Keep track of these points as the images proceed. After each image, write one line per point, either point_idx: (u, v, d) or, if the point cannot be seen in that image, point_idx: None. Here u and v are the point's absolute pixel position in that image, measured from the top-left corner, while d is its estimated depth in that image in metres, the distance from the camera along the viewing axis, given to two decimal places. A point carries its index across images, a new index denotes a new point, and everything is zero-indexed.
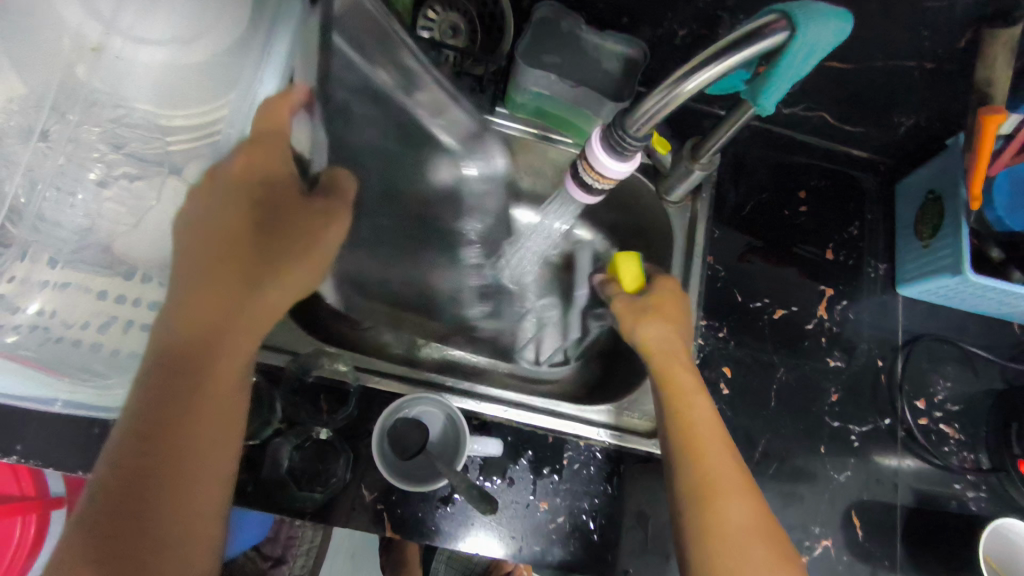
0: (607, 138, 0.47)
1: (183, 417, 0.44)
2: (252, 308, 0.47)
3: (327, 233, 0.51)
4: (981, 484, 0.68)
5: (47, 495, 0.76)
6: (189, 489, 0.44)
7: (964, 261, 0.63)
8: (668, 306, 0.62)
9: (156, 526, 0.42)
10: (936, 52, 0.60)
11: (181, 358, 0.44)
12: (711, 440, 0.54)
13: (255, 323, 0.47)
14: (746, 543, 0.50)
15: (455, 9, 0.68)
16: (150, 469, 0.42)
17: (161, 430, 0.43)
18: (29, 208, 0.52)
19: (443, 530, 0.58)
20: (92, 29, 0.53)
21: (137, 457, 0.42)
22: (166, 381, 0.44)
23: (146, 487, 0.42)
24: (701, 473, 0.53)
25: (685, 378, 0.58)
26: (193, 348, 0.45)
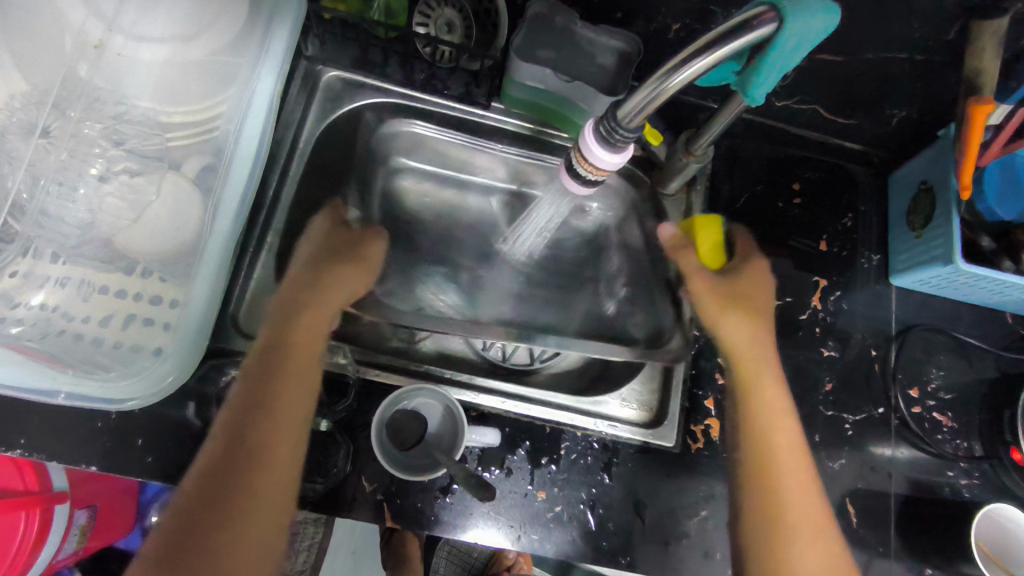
0: (597, 129, 0.48)
1: (251, 427, 0.50)
2: (307, 315, 0.55)
3: (364, 247, 0.62)
4: (974, 471, 0.69)
5: (50, 490, 0.72)
6: (256, 483, 0.48)
7: (955, 250, 0.64)
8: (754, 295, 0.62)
9: (224, 516, 0.47)
10: (926, 43, 0.61)
11: (256, 375, 0.52)
12: (780, 431, 0.57)
13: (310, 340, 0.55)
14: (800, 529, 0.54)
15: (450, 5, 0.68)
16: (222, 457, 0.49)
17: (237, 436, 0.49)
18: (32, 204, 0.53)
19: (443, 519, 0.59)
20: (95, 27, 0.55)
21: (216, 459, 0.49)
22: (244, 394, 0.51)
23: (224, 486, 0.48)
24: (771, 496, 0.55)
25: (774, 388, 0.59)
26: (267, 366, 0.52)
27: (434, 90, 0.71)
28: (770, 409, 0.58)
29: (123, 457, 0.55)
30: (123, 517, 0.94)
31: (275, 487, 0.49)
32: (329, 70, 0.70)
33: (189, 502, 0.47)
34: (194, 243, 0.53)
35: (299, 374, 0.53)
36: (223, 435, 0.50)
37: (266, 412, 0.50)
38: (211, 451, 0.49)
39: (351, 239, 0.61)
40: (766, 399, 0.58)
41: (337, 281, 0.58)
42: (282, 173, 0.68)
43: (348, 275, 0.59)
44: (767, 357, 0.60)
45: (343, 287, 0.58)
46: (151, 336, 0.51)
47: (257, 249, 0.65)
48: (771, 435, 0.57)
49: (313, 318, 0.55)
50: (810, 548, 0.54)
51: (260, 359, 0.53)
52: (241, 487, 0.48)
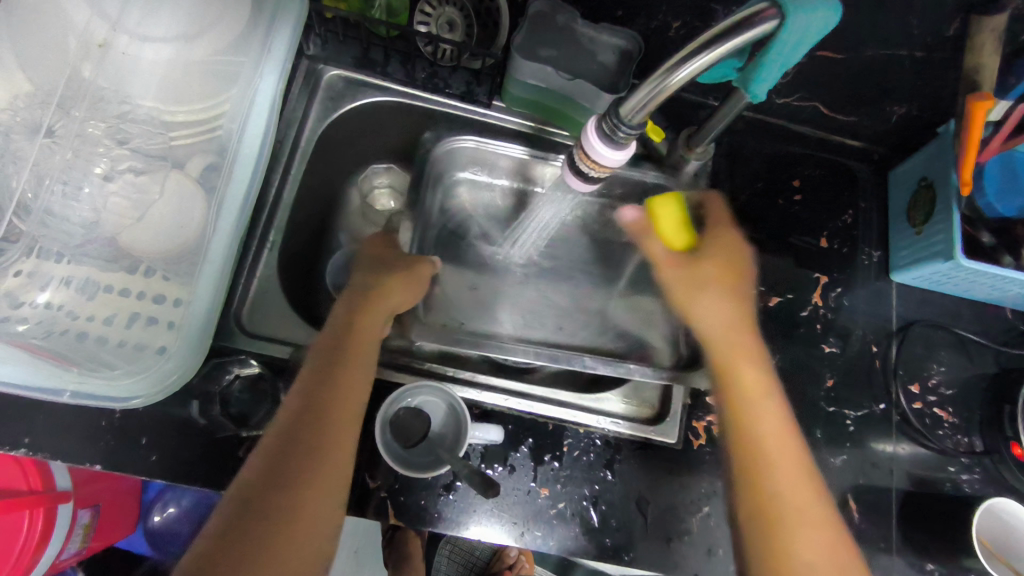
0: (600, 126, 0.47)
1: (308, 427, 0.49)
2: (363, 325, 0.56)
3: (413, 269, 0.62)
4: (975, 467, 0.69)
5: (54, 489, 0.72)
6: (310, 484, 0.47)
7: (955, 246, 0.64)
8: (727, 276, 0.63)
9: (278, 515, 0.45)
10: (926, 40, 0.61)
11: (315, 378, 0.52)
12: (766, 415, 0.55)
13: (365, 348, 0.55)
14: (799, 517, 0.51)
15: (452, 4, 0.68)
16: (278, 454, 0.47)
17: (295, 434, 0.49)
18: (36, 204, 0.52)
19: (446, 517, 0.59)
20: (99, 28, 0.55)
21: (271, 456, 0.47)
22: (302, 395, 0.51)
23: (279, 481, 0.46)
24: (763, 496, 0.52)
25: (753, 379, 0.57)
26: (326, 369, 0.52)
27: (436, 87, 0.71)
28: (755, 394, 0.57)
29: (127, 456, 0.55)
30: (126, 517, 0.94)
31: (329, 487, 0.48)
32: (331, 70, 0.71)
33: (242, 500, 0.45)
34: (198, 242, 0.53)
35: (355, 379, 0.53)
36: (279, 433, 0.49)
37: (326, 414, 0.50)
38: (265, 449, 0.48)
39: (398, 260, 0.63)
40: (745, 385, 0.57)
41: (387, 297, 0.59)
42: (285, 172, 0.68)
43: (401, 291, 0.61)
44: (747, 344, 0.59)
45: (392, 303, 0.59)
46: (156, 335, 0.51)
47: (260, 248, 0.65)
48: (758, 419, 0.55)
49: (367, 329, 0.56)
50: (812, 539, 0.50)
51: (318, 363, 0.53)
52: (297, 483, 0.47)
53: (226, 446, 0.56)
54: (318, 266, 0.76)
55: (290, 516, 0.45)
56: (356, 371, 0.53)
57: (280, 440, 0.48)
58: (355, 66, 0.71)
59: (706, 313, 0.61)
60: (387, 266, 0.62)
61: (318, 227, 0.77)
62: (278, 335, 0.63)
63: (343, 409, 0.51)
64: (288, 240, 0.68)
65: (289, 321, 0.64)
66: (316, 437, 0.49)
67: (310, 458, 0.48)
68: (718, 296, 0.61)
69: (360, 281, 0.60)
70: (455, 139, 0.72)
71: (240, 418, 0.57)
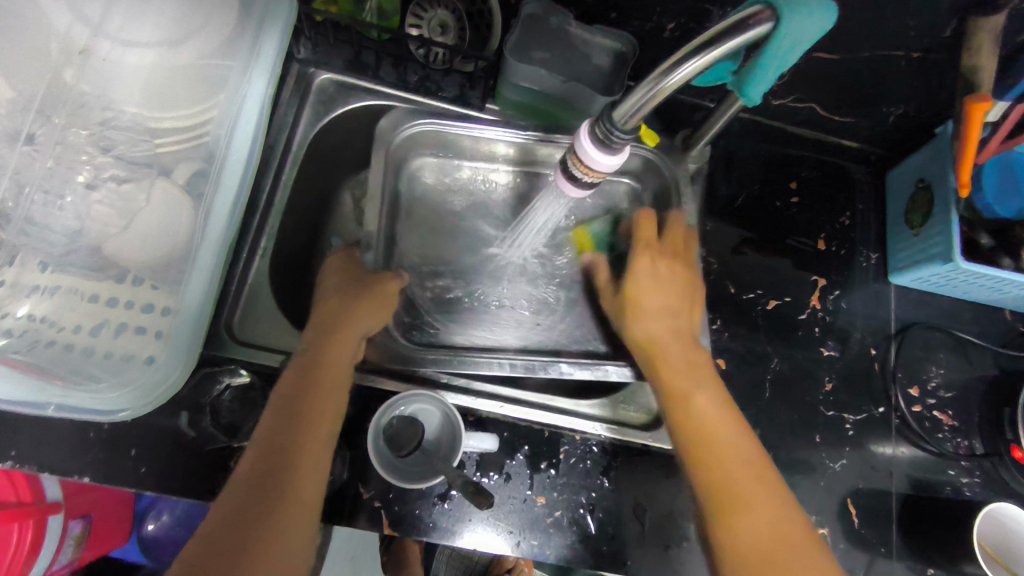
0: (593, 130, 0.46)
1: (283, 448, 0.47)
2: (334, 346, 0.55)
3: (385, 286, 0.61)
4: (975, 470, 0.69)
5: (44, 501, 0.71)
6: (286, 504, 0.45)
7: (954, 249, 0.63)
8: (655, 292, 0.62)
9: (254, 537, 0.43)
10: (922, 40, 0.61)
11: (290, 392, 0.51)
12: (695, 407, 0.55)
13: (338, 367, 0.54)
14: (759, 508, 0.49)
15: (443, 6, 0.67)
16: (254, 478, 0.46)
17: (269, 456, 0.47)
18: (17, 212, 0.52)
19: (441, 526, 0.58)
20: (80, 33, 0.55)
21: (246, 480, 0.46)
22: (276, 409, 0.50)
23: (259, 494, 0.45)
24: (734, 499, 0.50)
25: (706, 387, 0.56)
26: (301, 382, 0.51)
27: (429, 91, 0.70)
28: (686, 389, 0.56)
29: (116, 468, 0.54)
30: (120, 525, 0.93)
31: (308, 497, 0.47)
32: (321, 73, 0.70)
33: (217, 525, 0.44)
34: (186, 250, 0.52)
35: (330, 392, 0.52)
36: (252, 458, 0.47)
37: (301, 436, 0.48)
38: (242, 472, 0.47)
39: (370, 277, 0.62)
40: (668, 386, 0.57)
41: (360, 316, 0.58)
42: (275, 177, 0.67)
43: (374, 307, 0.59)
44: (675, 343, 0.59)
45: (364, 323, 0.58)
46: (143, 345, 0.50)
47: (251, 254, 0.64)
48: (688, 413, 0.55)
49: (338, 349, 0.55)
50: (758, 519, 0.49)
51: (291, 385, 0.51)
52: (276, 495, 0.45)
53: (217, 456, 0.55)
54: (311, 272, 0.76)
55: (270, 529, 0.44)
56: (331, 381, 0.52)
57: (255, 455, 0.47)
58: (345, 69, 0.70)
59: (634, 326, 0.61)
60: (357, 285, 0.61)
61: (310, 233, 0.76)
62: (269, 343, 0.62)
63: (317, 419, 0.50)
64: (278, 246, 0.68)
65: (279, 328, 0.63)
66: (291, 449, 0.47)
67: (287, 470, 0.47)
68: (668, 312, 0.61)
69: (332, 298, 0.59)
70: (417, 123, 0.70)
71: (231, 428, 0.56)
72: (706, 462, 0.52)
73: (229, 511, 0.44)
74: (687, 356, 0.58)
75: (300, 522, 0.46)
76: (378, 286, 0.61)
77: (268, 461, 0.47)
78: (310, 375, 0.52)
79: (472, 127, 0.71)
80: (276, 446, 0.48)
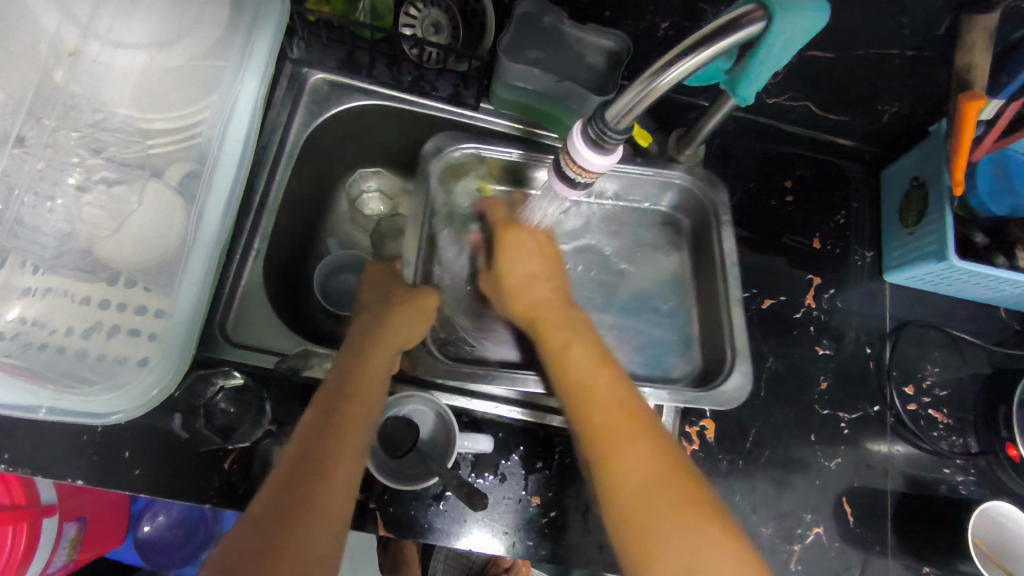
0: (586, 131, 0.46)
1: (322, 445, 0.48)
2: (370, 354, 0.56)
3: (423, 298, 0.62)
4: (970, 468, 0.69)
5: (39, 503, 0.71)
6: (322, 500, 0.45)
7: (948, 247, 0.63)
8: (517, 263, 0.60)
9: (293, 532, 0.43)
10: (915, 38, 0.61)
11: (329, 402, 0.51)
12: (573, 360, 0.52)
13: (374, 375, 0.55)
14: (628, 462, 0.45)
15: (436, 5, 0.66)
16: (291, 474, 0.46)
17: (307, 454, 0.47)
18: (7, 214, 0.51)
19: (436, 527, 0.58)
20: (70, 33, 0.54)
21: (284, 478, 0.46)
22: (315, 418, 0.50)
23: (296, 489, 0.45)
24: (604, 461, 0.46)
25: (575, 352, 0.52)
26: (339, 386, 0.52)
27: (423, 91, 0.70)
28: (560, 343, 0.53)
29: (109, 471, 0.54)
30: (115, 527, 0.93)
31: (341, 494, 0.47)
32: (315, 73, 0.70)
33: (256, 519, 0.44)
34: (179, 251, 0.52)
35: (369, 402, 0.53)
36: (291, 455, 0.48)
37: (338, 435, 0.49)
38: (280, 470, 0.47)
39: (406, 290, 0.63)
40: (546, 344, 0.54)
41: (398, 325, 0.59)
42: (269, 177, 0.67)
43: (410, 320, 0.60)
44: (551, 304, 0.57)
45: (402, 335, 0.59)
46: (136, 347, 0.50)
47: (245, 256, 0.64)
48: (566, 367, 0.52)
49: (374, 357, 0.56)
50: (634, 461, 0.45)
51: (332, 390, 0.52)
52: (318, 500, 0.45)
53: (211, 458, 0.55)
54: (304, 272, 0.75)
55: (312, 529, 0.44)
56: (369, 393, 0.53)
57: (294, 460, 0.47)
58: (339, 69, 0.70)
59: (513, 293, 0.59)
60: (392, 297, 0.62)
61: (305, 233, 0.75)
62: (264, 344, 0.62)
63: (355, 427, 0.50)
64: (273, 247, 0.67)
65: (274, 329, 0.63)
66: (333, 454, 0.48)
67: (327, 475, 0.47)
68: (536, 278, 0.59)
69: (370, 309, 0.61)
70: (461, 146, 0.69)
71: (225, 430, 0.56)
72: (583, 409, 0.49)
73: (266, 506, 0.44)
74: (564, 313, 0.56)
75: (335, 519, 0.46)
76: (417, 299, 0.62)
77: (306, 458, 0.47)
78: (349, 381, 0.53)
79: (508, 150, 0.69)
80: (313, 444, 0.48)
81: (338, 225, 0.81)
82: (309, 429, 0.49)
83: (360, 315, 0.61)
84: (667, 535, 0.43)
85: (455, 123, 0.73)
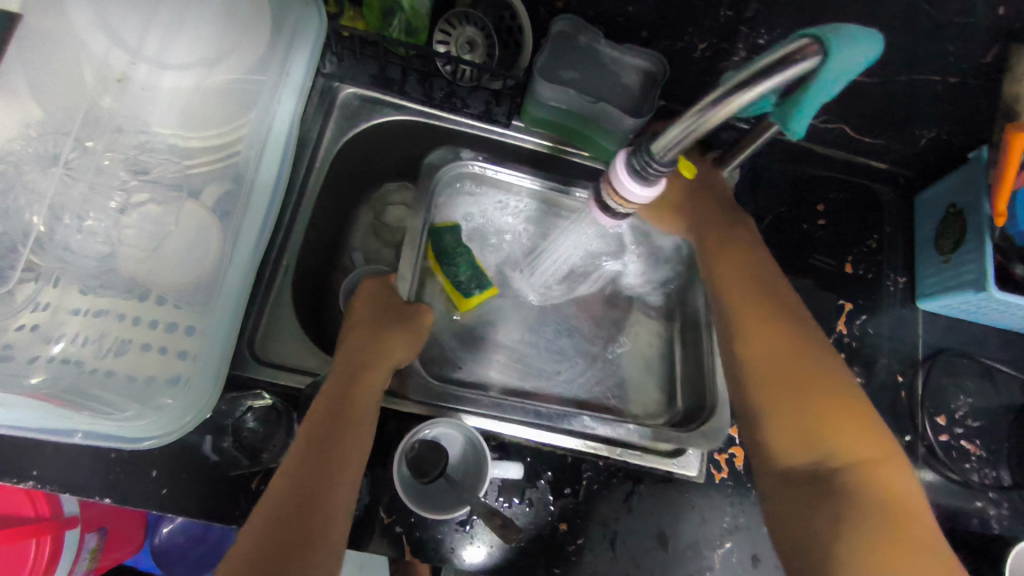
0: (630, 162, 0.48)
1: (319, 466, 0.48)
2: (363, 373, 0.55)
3: (418, 317, 0.62)
4: (1003, 502, 0.67)
5: (62, 515, 0.72)
6: (321, 518, 0.46)
7: (988, 277, 0.62)
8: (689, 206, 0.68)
9: (302, 545, 0.44)
10: (961, 65, 0.60)
11: (322, 423, 0.51)
12: (770, 304, 0.58)
13: (365, 398, 0.54)
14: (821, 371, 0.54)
15: (472, 23, 0.66)
16: (293, 490, 0.47)
17: (306, 477, 0.47)
18: (53, 239, 0.51)
19: (461, 553, 0.57)
20: (118, 59, 0.54)
21: (287, 490, 0.47)
22: (308, 438, 0.50)
23: (298, 504, 0.46)
24: (801, 381, 0.53)
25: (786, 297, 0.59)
26: (332, 409, 0.52)
27: (454, 108, 0.70)
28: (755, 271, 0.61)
29: (137, 491, 0.53)
30: (133, 534, 0.93)
31: (336, 516, 0.47)
32: (347, 88, 0.69)
33: (263, 530, 0.44)
34: (214, 270, 0.52)
35: (363, 420, 0.53)
36: (291, 474, 0.48)
37: (331, 459, 0.49)
38: (279, 485, 0.47)
39: (402, 306, 0.62)
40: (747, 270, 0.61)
41: (396, 342, 0.59)
42: (300, 192, 0.66)
43: (407, 338, 0.60)
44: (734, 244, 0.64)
45: (398, 351, 0.59)
46: (167, 366, 0.49)
47: (274, 273, 0.64)
48: (758, 293, 0.59)
49: (366, 378, 0.55)
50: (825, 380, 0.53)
51: (331, 413, 0.51)
52: (322, 518, 0.46)
53: (238, 481, 0.54)
54: (330, 288, 0.75)
55: (314, 556, 0.44)
56: (362, 416, 0.53)
57: (291, 489, 0.47)
58: (371, 85, 0.69)
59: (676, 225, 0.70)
60: (391, 312, 0.61)
61: (329, 246, 0.75)
62: (291, 363, 0.61)
63: (350, 448, 0.51)
64: (300, 261, 0.67)
65: (303, 347, 0.63)
66: (331, 481, 0.48)
67: (327, 502, 0.47)
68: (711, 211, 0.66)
69: (365, 321, 0.60)
70: (465, 156, 0.70)
71: (253, 451, 0.55)
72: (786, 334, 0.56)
73: (277, 517, 0.45)
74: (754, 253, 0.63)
75: (335, 530, 0.47)
76: (411, 316, 0.61)
77: (308, 476, 0.47)
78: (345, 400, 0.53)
79: (506, 170, 0.72)
80: (315, 463, 0.48)
81: (361, 241, 0.79)
82: (308, 449, 0.49)
83: (353, 326, 0.60)
84: (839, 441, 0.50)
85: (486, 139, 0.73)
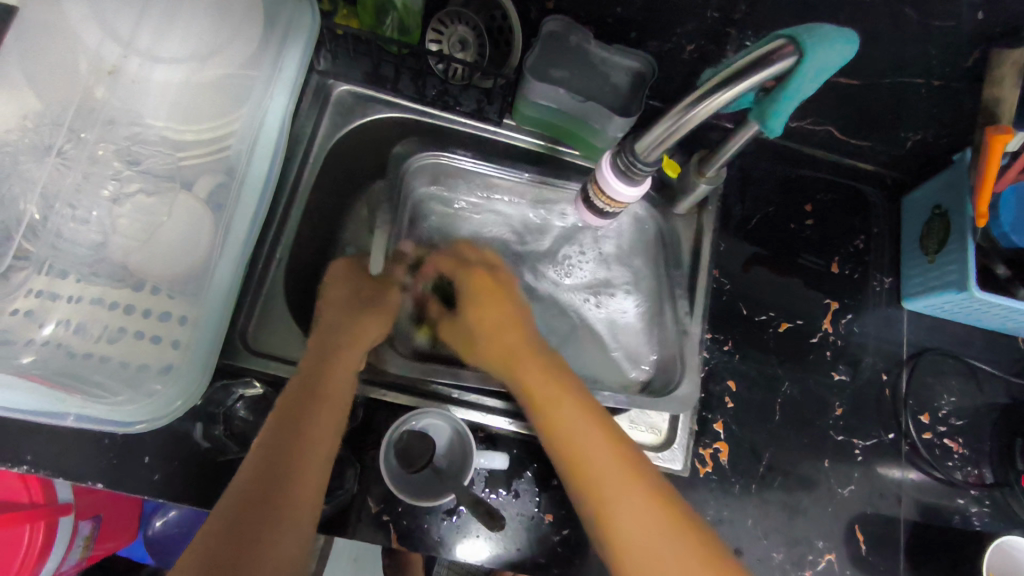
0: (614, 163, 0.52)
1: (291, 445, 0.49)
2: (332, 355, 0.56)
3: (385, 296, 0.64)
4: (984, 500, 0.69)
5: (56, 502, 0.73)
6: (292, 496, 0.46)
7: (969, 277, 0.63)
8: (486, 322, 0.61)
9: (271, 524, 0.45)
10: (942, 69, 0.61)
11: (297, 402, 0.51)
12: (562, 417, 0.52)
13: (340, 376, 0.55)
14: (625, 514, 0.48)
15: (464, 22, 0.67)
16: (264, 470, 0.47)
17: (278, 455, 0.48)
18: (46, 226, 0.53)
19: (447, 542, 0.58)
20: (111, 52, 0.56)
21: (258, 469, 0.47)
22: (281, 418, 0.50)
23: (270, 482, 0.46)
24: (604, 525, 0.48)
25: (569, 414, 0.53)
26: (307, 388, 0.53)
27: (447, 105, 0.72)
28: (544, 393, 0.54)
29: (128, 476, 0.54)
30: (128, 523, 0.94)
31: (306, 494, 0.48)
32: (341, 86, 0.71)
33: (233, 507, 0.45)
34: (205, 263, 0.53)
35: (339, 399, 0.54)
36: (263, 454, 0.48)
37: (305, 438, 0.50)
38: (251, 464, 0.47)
39: (373, 289, 0.63)
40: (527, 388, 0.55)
41: (368, 324, 0.60)
42: (293, 187, 0.68)
43: (378, 318, 0.61)
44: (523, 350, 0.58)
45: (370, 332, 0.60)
46: (160, 354, 0.50)
47: (266, 265, 0.65)
48: (552, 418, 0.53)
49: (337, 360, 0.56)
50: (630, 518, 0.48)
51: (304, 393, 0.52)
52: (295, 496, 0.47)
53: (228, 467, 0.55)
54: None
55: (282, 529, 0.45)
56: (338, 391, 0.54)
57: (264, 463, 0.47)
58: (364, 82, 0.71)
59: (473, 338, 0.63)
60: (361, 295, 0.62)
61: None
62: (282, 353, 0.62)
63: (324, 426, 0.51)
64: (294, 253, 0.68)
65: (294, 337, 0.63)
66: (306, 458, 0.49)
67: (299, 478, 0.48)
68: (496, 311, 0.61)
69: (337, 304, 0.61)
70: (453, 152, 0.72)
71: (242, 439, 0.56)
72: (583, 476, 0.50)
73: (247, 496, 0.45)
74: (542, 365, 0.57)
75: (306, 509, 0.47)
76: (378, 297, 0.63)
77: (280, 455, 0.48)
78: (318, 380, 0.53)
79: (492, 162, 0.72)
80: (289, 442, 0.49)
81: None
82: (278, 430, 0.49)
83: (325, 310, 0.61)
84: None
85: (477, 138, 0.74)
